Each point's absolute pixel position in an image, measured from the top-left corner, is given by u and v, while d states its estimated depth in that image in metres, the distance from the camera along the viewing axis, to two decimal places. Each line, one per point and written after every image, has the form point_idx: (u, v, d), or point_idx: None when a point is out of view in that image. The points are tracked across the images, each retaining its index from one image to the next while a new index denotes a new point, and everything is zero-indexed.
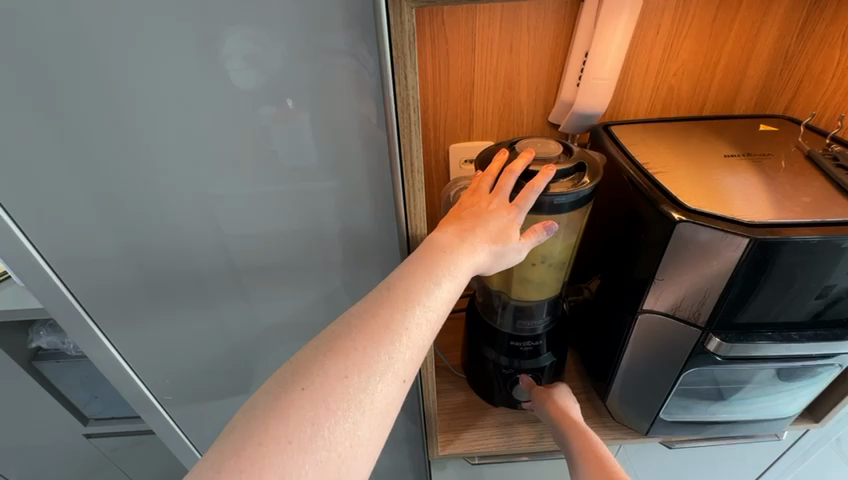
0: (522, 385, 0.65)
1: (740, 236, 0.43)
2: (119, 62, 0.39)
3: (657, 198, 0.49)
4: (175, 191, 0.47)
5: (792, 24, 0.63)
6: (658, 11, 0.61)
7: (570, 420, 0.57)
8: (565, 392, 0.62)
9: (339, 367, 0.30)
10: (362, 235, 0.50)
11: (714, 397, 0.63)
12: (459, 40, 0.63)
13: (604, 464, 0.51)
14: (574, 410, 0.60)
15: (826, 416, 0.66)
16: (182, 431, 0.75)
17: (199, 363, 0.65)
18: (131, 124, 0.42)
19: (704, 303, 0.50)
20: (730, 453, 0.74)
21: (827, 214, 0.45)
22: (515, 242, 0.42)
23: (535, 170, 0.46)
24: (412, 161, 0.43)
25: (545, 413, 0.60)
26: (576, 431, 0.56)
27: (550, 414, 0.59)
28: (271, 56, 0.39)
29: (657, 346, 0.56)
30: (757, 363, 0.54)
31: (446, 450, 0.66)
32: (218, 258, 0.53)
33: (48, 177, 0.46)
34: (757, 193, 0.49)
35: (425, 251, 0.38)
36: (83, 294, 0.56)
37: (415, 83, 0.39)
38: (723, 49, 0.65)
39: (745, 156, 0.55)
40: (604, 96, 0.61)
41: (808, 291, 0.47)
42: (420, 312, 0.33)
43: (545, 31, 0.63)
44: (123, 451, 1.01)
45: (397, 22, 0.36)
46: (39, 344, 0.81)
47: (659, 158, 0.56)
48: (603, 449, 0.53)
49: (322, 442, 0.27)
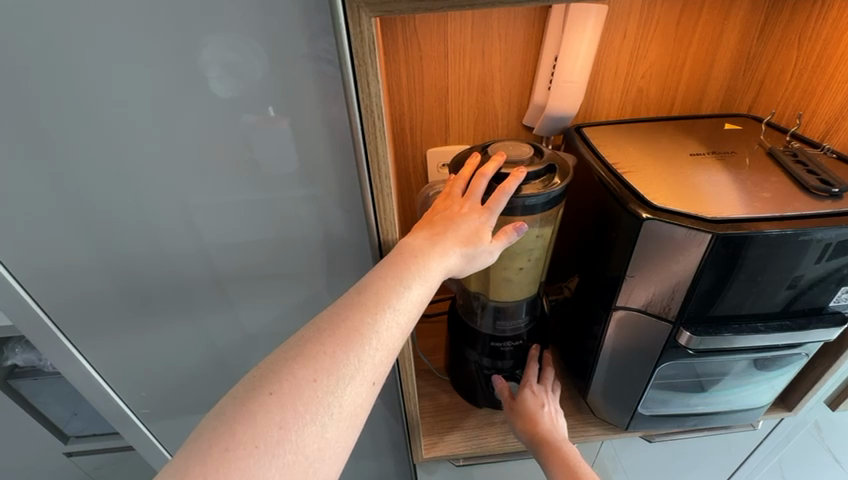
0: (496, 391, 0.65)
1: (702, 232, 0.45)
2: (92, 69, 0.38)
3: (625, 197, 0.50)
4: (153, 201, 0.47)
5: (752, 25, 0.65)
6: (624, 15, 0.63)
7: (542, 436, 0.57)
8: (531, 400, 0.61)
9: (308, 371, 0.30)
10: (341, 240, 0.51)
11: (693, 390, 0.65)
12: (431, 45, 0.63)
13: (572, 466, 0.53)
14: (545, 417, 0.60)
15: (798, 404, 0.68)
16: (162, 445, 0.73)
17: (178, 373, 0.64)
18: (109, 134, 0.42)
19: (673, 298, 0.51)
20: (710, 443, 0.76)
21: (787, 208, 0.47)
22: (487, 244, 0.43)
23: (506, 173, 0.47)
24: (379, 167, 0.44)
25: (518, 431, 0.59)
26: (545, 437, 0.57)
27: (520, 423, 0.60)
28: (247, 64, 0.39)
29: (632, 342, 0.57)
30: (730, 354, 0.56)
31: (431, 454, 0.66)
32: (197, 267, 0.52)
33: (19, 190, 0.45)
34: (722, 189, 0.50)
35: (394, 256, 0.39)
36: (58, 308, 0.54)
37: (378, 90, 0.40)
38: (688, 51, 0.67)
39: (710, 154, 0.57)
40: (575, 99, 0.62)
41: (777, 283, 0.49)
42: (390, 315, 0.34)
43: (516, 36, 0.64)
44: (106, 468, 0.99)
45: (357, 30, 0.36)
46: (15, 361, 0.78)
47: (629, 157, 0.57)
48: (578, 458, 0.54)
49: (290, 445, 0.27)
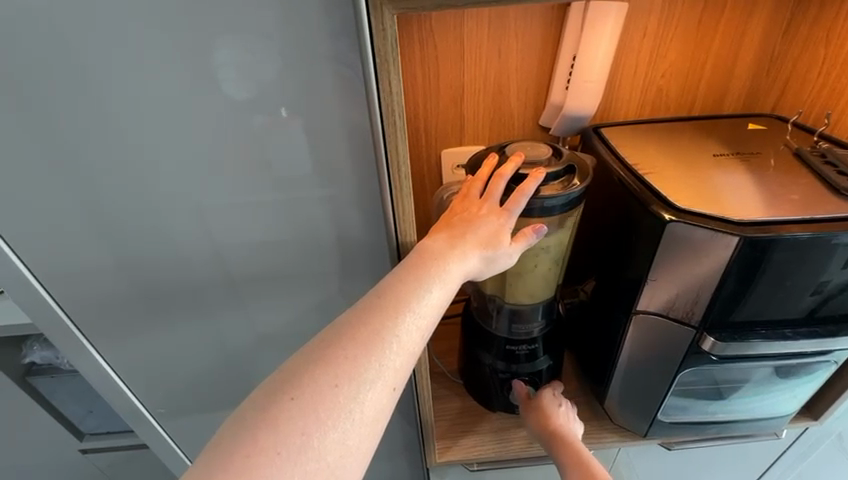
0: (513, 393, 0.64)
1: (730, 235, 0.44)
2: (112, 67, 0.39)
3: (646, 198, 0.49)
4: (170, 202, 0.47)
5: (777, 23, 0.63)
6: (644, 14, 0.62)
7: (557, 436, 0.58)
8: (549, 400, 0.61)
9: (329, 376, 0.29)
10: (357, 241, 0.50)
11: (713, 396, 0.63)
12: (448, 44, 0.63)
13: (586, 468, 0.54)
14: (558, 415, 0.60)
15: (825, 412, 0.65)
16: (175, 444, 0.74)
17: (192, 372, 0.64)
18: (127, 135, 0.42)
19: (697, 301, 0.49)
20: (731, 451, 0.74)
21: (816, 211, 0.45)
22: (506, 246, 0.42)
23: (525, 174, 0.46)
24: (400, 169, 0.44)
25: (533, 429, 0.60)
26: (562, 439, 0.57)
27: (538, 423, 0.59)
28: (263, 63, 0.39)
29: (652, 347, 0.56)
30: (755, 361, 0.54)
31: (444, 458, 0.66)
32: (212, 268, 0.52)
33: (38, 190, 0.45)
34: (747, 191, 0.49)
35: (414, 258, 0.38)
36: (76, 308, 0.55)
37: (398, 88, 0.39)
38: (710, 50, 0.66)
39: (734, 155, 0.55)
40: (593, 98, 0.61)
41: (803, 288, 0.47)
42: (410, 319, 0.33)
43: (533, 34, 0.63)
44: (119, 465, 1.00)
45: (379, 28, 0.36)
46: (33, 359, 0.79)
47: (649, 158, 0.56)
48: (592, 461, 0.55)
49: (312, 452, 0.27)
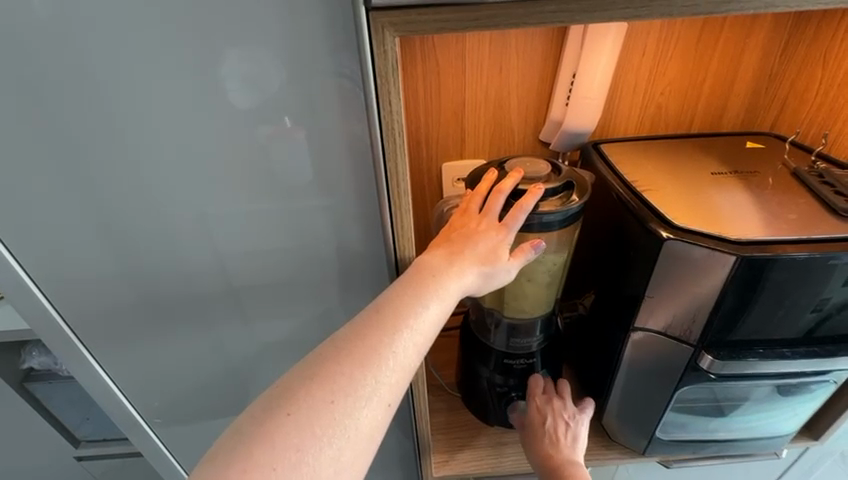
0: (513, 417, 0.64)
1: (727, 254, 0.44)
2: (120, 80, 0.40)
3: (645, 215, 0.49)
4: (172, 210, 0.47)
5: (774, 43, 0.64)
6: (643, 34, 0.63)
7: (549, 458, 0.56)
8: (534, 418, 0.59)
9: (326, 392, 0.29)
10: (356, 252, 0.50)
11: (712, 414, 0.63)
12: (450, 60, 0.64)
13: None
14: (543, 434, 0.58)
15: (825, 432, 0.65)
16: (170, 452, 0.73)
17: (188, 381, 0.64)
18: (132, 144, 0.43)
19: (695, 320, 0.50)
20: (730, 470, 0.73)
21: (813, 231, 0.45)
22: (504, 262, 0.42)
23: (524, 189, 0.47)
24: (399, 186, 0.45)
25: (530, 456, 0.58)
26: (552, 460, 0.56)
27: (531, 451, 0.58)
28: (267, 76, 0.39)
29: (650, 364, 0.56)
30: (753, 380, 0.54)
31: (440, 472, 0.65)
32: (211, 277, 0.53)
33: (43, 196, 0.46)
34: (745, 209, 0.49)
35: (413, 274, 0.38)
36: (75, 314, 0.55)
37: (398, 108, 0.41)
38: (709, 69, 0.66)
39: (733, 173, 0.56)
40: (593, 115, 0.62)
41: (802, 306, 0.47)
42: (407, 336, 0.33)
43: (535, 51, 0.64)
44: (113, 474, 0.99)
45: (381, 50, 0.38)
46: (31, 364, 0.80)
47: (648, 176, 0.57)
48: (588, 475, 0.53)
49: (306, 469, 0.27)
